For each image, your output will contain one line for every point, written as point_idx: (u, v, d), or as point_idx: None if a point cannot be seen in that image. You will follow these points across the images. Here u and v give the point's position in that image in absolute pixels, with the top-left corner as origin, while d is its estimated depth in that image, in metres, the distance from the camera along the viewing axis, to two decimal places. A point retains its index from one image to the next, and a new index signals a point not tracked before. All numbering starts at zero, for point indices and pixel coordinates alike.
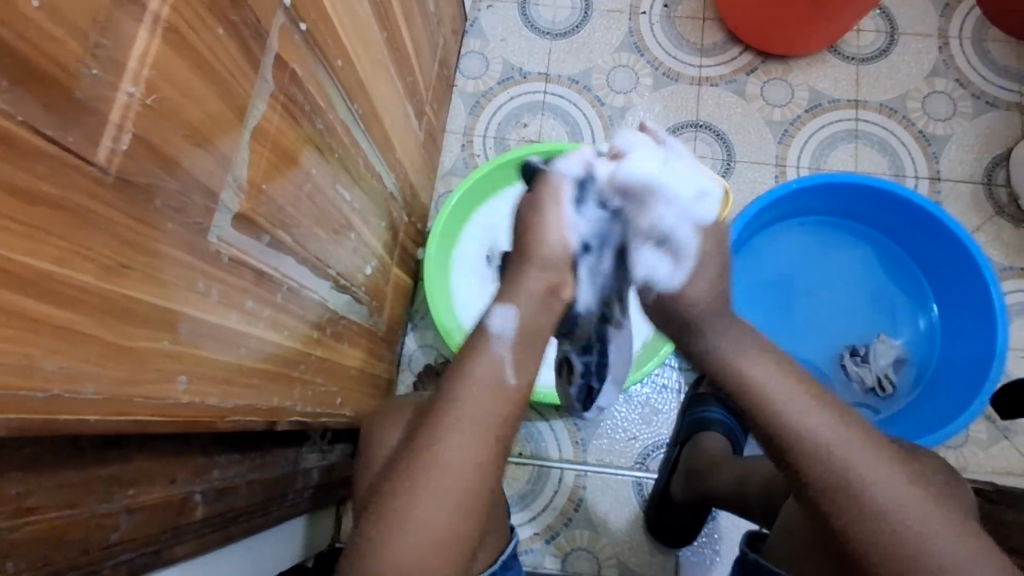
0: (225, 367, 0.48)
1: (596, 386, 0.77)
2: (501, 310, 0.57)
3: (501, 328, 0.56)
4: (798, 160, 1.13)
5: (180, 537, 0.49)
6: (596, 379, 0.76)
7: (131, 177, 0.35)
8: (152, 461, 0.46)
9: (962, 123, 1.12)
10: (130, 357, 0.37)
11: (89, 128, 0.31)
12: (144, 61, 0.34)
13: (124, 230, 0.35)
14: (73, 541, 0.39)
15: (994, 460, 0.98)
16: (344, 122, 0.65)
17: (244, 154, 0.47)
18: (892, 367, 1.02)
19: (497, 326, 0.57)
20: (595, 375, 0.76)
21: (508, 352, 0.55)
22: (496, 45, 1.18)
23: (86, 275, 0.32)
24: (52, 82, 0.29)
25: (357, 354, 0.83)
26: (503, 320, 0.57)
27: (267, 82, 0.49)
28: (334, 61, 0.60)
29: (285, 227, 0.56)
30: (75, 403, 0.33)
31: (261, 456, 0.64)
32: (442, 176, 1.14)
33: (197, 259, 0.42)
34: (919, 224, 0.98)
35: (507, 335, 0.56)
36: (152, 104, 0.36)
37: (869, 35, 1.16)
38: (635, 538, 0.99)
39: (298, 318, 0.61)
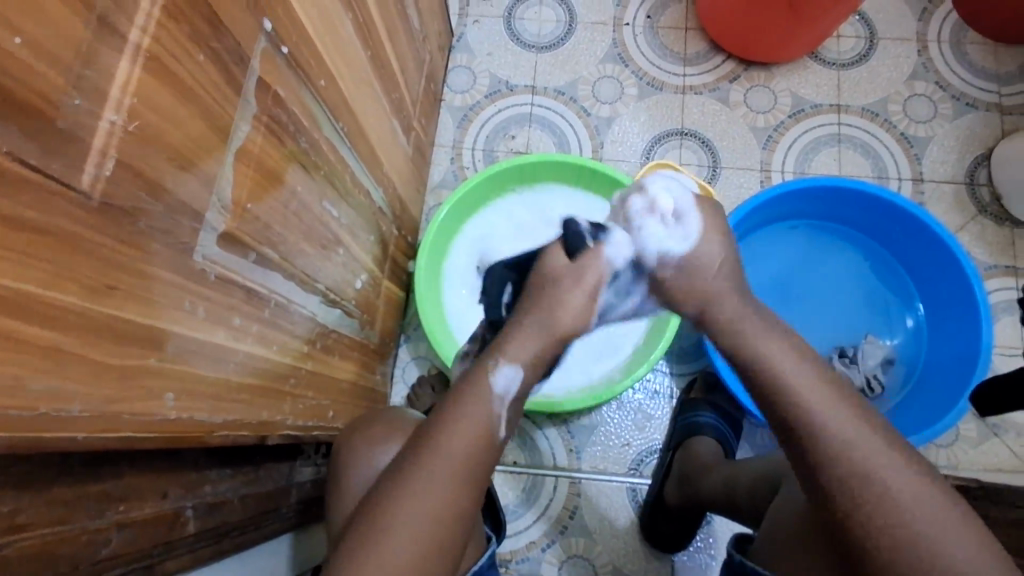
0: (213, 383, 0.49)
1: (547, 402, 0.90)
2: (507, 367, 0.57)
3: (505, 387, 0.56)
4: (783, 164, 1.14)
5: (171, 552, 0.50)
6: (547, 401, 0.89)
7: (115, 201, 0.36)
8: (142, 477, 0.47)
9: (942, 125, 1.14)
10: (117, 375, 0.38)
11: (72, 156, 0.33)
12: (126, 89, 0.36)
13: (108, 252, 0.36)
14: (64, 557, 0.39)
15: (985, 457, 0.99)
16: (330, 140, 0.67)
17: (229, 175, 0.48)
18: (880, 367, 1.03)
19: (502, 384, 0.56)
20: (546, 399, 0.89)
21: (507, 411, 0.57)
22: (483, 59, 1.20)
23: (71, 296, 0.34)
24: (35, 113, 0.30)
25: (349, 367, 0.83)
26: (509, 380, 0.57)
27: (250, 104, 0.50)
28: (317, 81, 0.61)
29: (271, 244, 0.57)
30: (63, 421, 0.34)
31: (253, 471, 0.65)
32: (432, 189, 1.15)
33: (183, 278, 0.44)
34: (903, 226, 0.99)
35: (510, 396, 0.56)
36: (135, 130, 0.37)
37: (849, 40, 1.18)
38: (631, 544, 1.00)
39: (287, 333, 0.62)
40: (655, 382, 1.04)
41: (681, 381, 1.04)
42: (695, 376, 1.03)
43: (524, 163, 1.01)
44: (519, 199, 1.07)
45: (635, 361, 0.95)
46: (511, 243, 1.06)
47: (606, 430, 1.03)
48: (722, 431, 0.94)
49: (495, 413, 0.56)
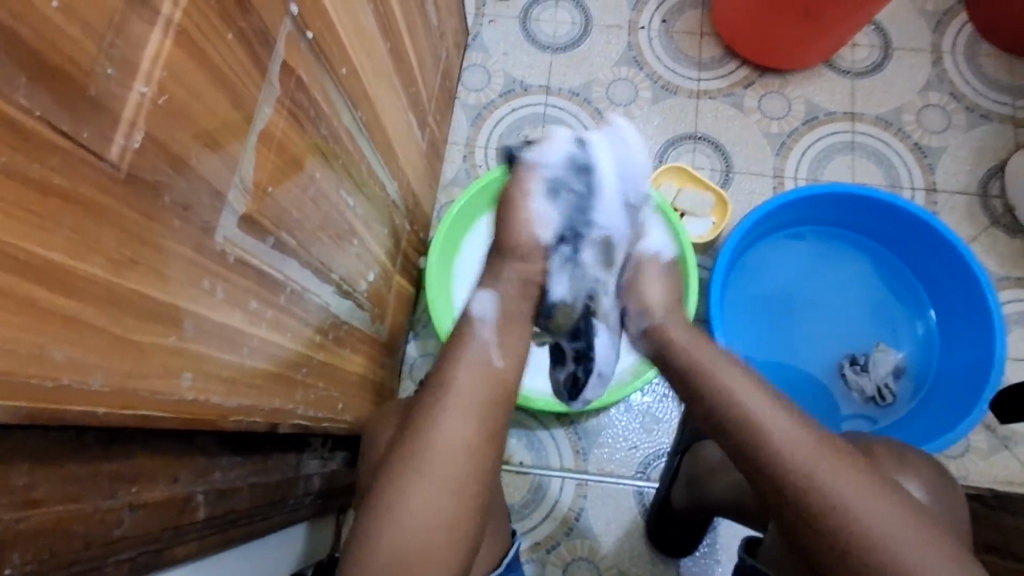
0: (228, 366, 0.49)
1: (581, 373, 0.82)
2: (479, 294, 0.66)
3: (482, 309, 0.64)
4: (796, 171, 1.14)
5: (180, 537, 0.49)
6: (583, 368, 0.81)
7: (142, 174, 0.36)
8: (154, 459, 0.47)
9: (956, 135, 1.13)
10: (136, 351, 0.38)
11: (102, 125, 0.32)
12: (156, 62, 0.35)
13: (132, 224, 0.36)
14: (77, 535, 0.39)
15: (995, 469, 0.98)
16: (348, 129, 0.66)
17: (251, 157, 0.48)
18: (891, 376, 1.02)
19: (478, 308, 0.64)
20: (582, 363, 0.81)
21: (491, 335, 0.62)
22: (498, 59, 1.20)
23: (94, 267, 0.33)
24: (68, 79, 0.30)
25: (359, 360, 0.83)
26: (482, 303, 0.65)
27: (274, 87, 0.50)
28: (339, 69, 0.61)
29: (289, 230, 0.57)
30: (83, 394, 0.34)
31: (262, 460, 0.64)
32: (444, 186, 1.15)
33: (203, 257, 0.43)
34: (915, 234, 0.99)
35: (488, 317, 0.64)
36: (163, 103, 0.37)
37: (864, 49, 1.18)
38: (636, 548, 0.99)
39: (301, 322, 0.62)
40: (664, 386, 1.04)
41: None
42: None
43: None
44: None
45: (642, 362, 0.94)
46: None
47: (613, 432, 1.02)
48: None
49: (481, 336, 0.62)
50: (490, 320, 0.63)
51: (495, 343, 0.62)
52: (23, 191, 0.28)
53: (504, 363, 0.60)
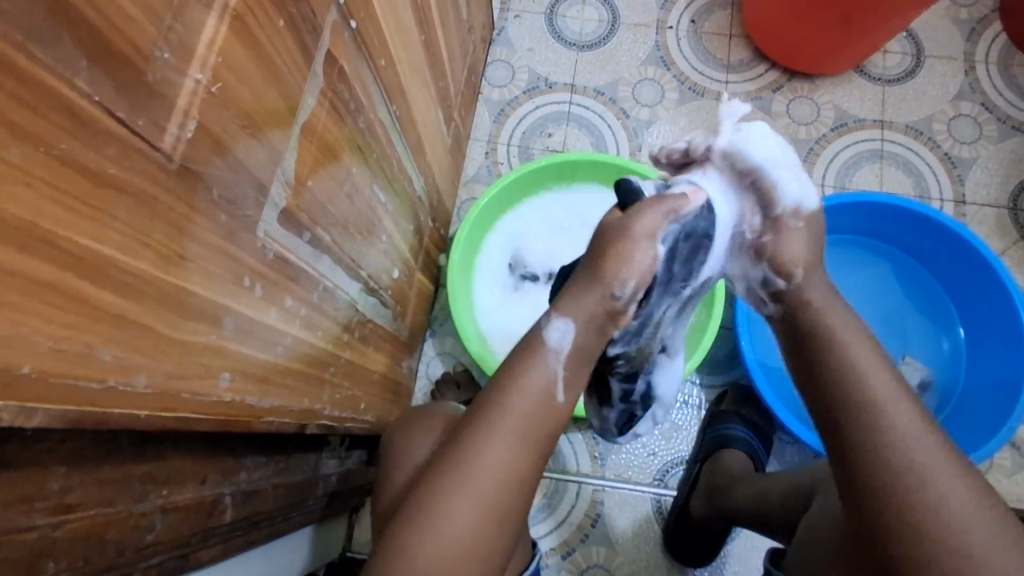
0: (262, 365, 0.47)
1: (640, 414, 0.75)
2: (559, 321, 0.53)
3: (559, 342, 0.53)
4: (823, 178, 1.12)
5: (207, 540, 0.47)
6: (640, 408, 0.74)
7: (192, 165, 0.34)
8: (183, 460, 0.45)
9: (987, 147, 1.12)
10: (178, 350, 0.36)
11: (158, 113, 0.31)
12: (211, 47, 0.34)
13: (180, 219, 0.34)
14: (110, 541, 0.37)
15: (1019, 487, 0.97)
16: (383, 123, 0.65)
17: (294, 149, 0.46)
18: (916, 391, 1.00)
19: (555, 340, 0.53)
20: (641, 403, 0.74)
21: (562, 369, 0.53)
22: (523, 54, 1.18)
23: (144, 263, 0.32)
24: (127, 63, 0.28)
25: (381, 358, 0.81)
26: (562, 335, 0.53)
27: (318, 78, 0.48)
28: (378, 61, 0.59)
29: (324, 224, 0.55)
30: (127, 396, 0.32)
31: (285, 459, 0.62)
32: (464, 183, 1.13)
33: (244, 253, 0.42)
34: (947, 246, 0.97)
35: (565, 351, 0.53)
36: (216, 91, 0.35)
37: (896, 56, 1.16)
38: (652, 557, 0.97)
39: (330, 319, 0.60)
40: (684, 393, 1.02)
41: (711, 394, 1.02)
42: (725, 388, 1.01)
43: (566, 160, 0.98)
44: (553, 198, 1.05)
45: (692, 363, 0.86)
46: (546, 242, 1.04)
47: (632, 438, 1.01)
48: (753, 446, 0.91)
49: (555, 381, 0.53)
50: (566, 352, 0.53)
51: (563, 376, 0.53)
52: (79, 182, 0.26)
53: (563, 396, 0.54)
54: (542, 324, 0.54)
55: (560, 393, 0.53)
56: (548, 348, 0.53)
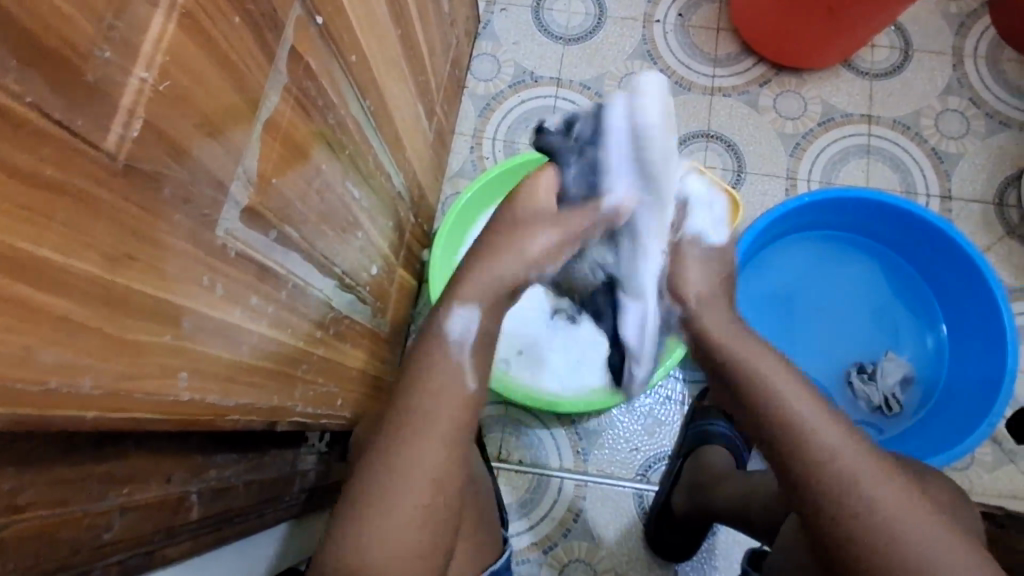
0: (226, 363, 0.47)
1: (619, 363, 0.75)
2: (463, 309, 0.58)
3: (463, 331, 0.58)
4: (809, 173, 1.12)
5: (173, 538, 0.48)
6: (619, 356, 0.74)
7: (140, 165, 0.34)
8: (146, 458, 0.45)
9: (974, 142, 1.11)
10: (131, 350, 0.36)
11: (100, 113, 0.30)
12: (158, 45, 0.33)
13: (128, 218, 0.34)
14: (64, 541, 0.37)
15: (1000, 483, 0.97)
16: (356, 119, 0.64)
17: (256, 146, 0.46)
18: (899, 386, 1.00)
19: (457, 329, 0.58)
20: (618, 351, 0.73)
21: (468, 359, 0.58)
22: (508, 48, 1.17)
23: (89, 264, 0.31)
24: (62, 63, 0.28)
25: (360, 354, 0.81)
26: (465, 325, 0.58)
27: (281, 75, 0.48)
28: (349, 56, 0.59)
29: (292, 222, 0.55)
30: (73, 397, 0.32)
31: (259, 456, 0.62)
32: (449, 177, 1.13)
33: (203, 253, 0.41)
34: (930, 242, 0.97)
35: (469, 340, 0.58)
36: (165, 90, 0.34)
37: (884, 50, 1.15)
38: (634, 552, 0.98)
39: (301, 317, 0.60)
40: (667, 388, 1.02)
41: (694, 389, 1.02)
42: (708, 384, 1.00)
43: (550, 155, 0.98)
44: None
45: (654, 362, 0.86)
46: None
47: (615, 434, 1.01)
48: (734, 443, 0.91)
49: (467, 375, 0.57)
50: (470, 341, 0.58)
51: (471, 365, 0.58)
52: (11, 184, 0.26)
53: (477, 385, 0.58)
54: (445, 316, 0.59)
55: (471, 380, 0.57)
56: (450, 339, 0.58)
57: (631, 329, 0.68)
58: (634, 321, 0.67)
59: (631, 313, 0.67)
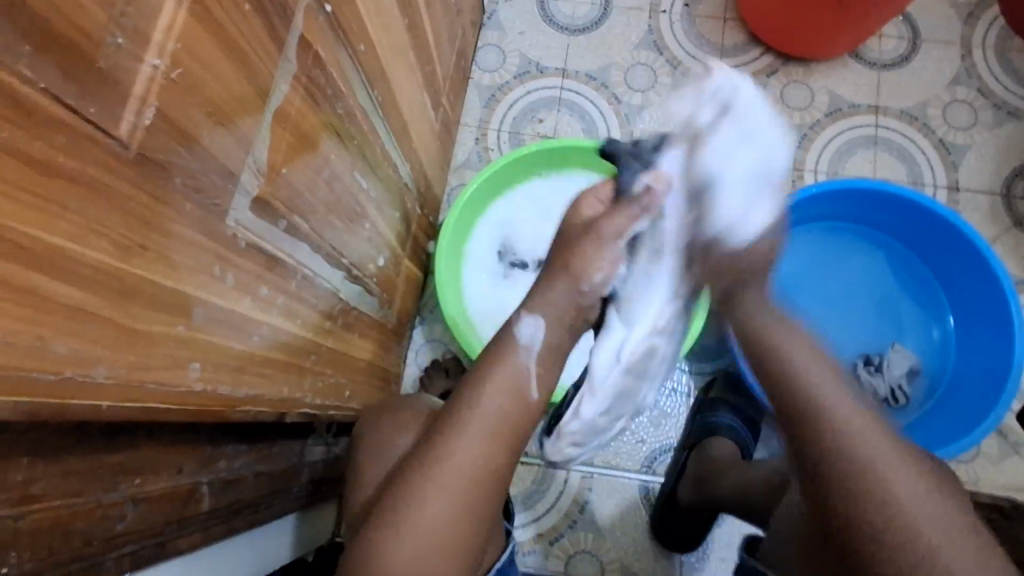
0: (236, 354, 0.47)
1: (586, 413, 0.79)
2: (530, 318, 0.63)
3: (531, 336, 0.62)
4: (816, 164, 1.11)
5: (184, 528, 0.48)
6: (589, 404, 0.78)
7: (152, 154, 0.33)
8: (158, 449, 0.45)
9: (982, 133, 1.10)
10: (142, 341, 0.36)
11: (112, 101, 0.30)
12: (169, 33, 0.33)
13: (138, 208, 0.33)
14: (77, 532, 0.38)
15: (1005, 475, 0.97)
16: (363, 109, 0.64)
17: (266, 136, 0.46)
18: (906, 378, 1.00)
19: (526, 335, 0.62)
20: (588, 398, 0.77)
21: (533, 364, 0.61)
22: (513, 38, 1.16)
23: (100, 253, 0.31)
24: (74, 49, 0.27)
25: (367, 346, 0.81)
26: (533, 330, 0.62)
27: (291, 64, 0.47)
28: (357, 45, 0.58)
29: (301, 213, 0.54)
30: (86, 388, 0.32)
31: (268, 447, 0.62)
32: (454, 169, 1.12)
33: (214, 242, 0.41)
34: (938, 233, 0.96)
35: (536, 346, 0.62)
36: (176, 78, 0.34)
37: (892, 40, 1.14)
38: (640, 543, 0.98)
39: (310, 308, 0.60)
40: (674, 380, 1.02)
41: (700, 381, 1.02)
42: (714, 375, 1.00)
43: (555, 145, 0.97)
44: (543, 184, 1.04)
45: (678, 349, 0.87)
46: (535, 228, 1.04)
47: None
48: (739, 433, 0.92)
49: (524, 366, 0.60)
50: (537, 348, 0.62)
51: (535, 372, 0.61)
52: (23, 172, 0.26)
53: (539, 394, 0.61)
54: (515, 322, 0.63)
55: (535, 389, 0.61)
56: (519, 343, 0.61)
57: (601, 366, 0.70)
58: (610, 362, 0.70)
59: (605, 352, 0.69)
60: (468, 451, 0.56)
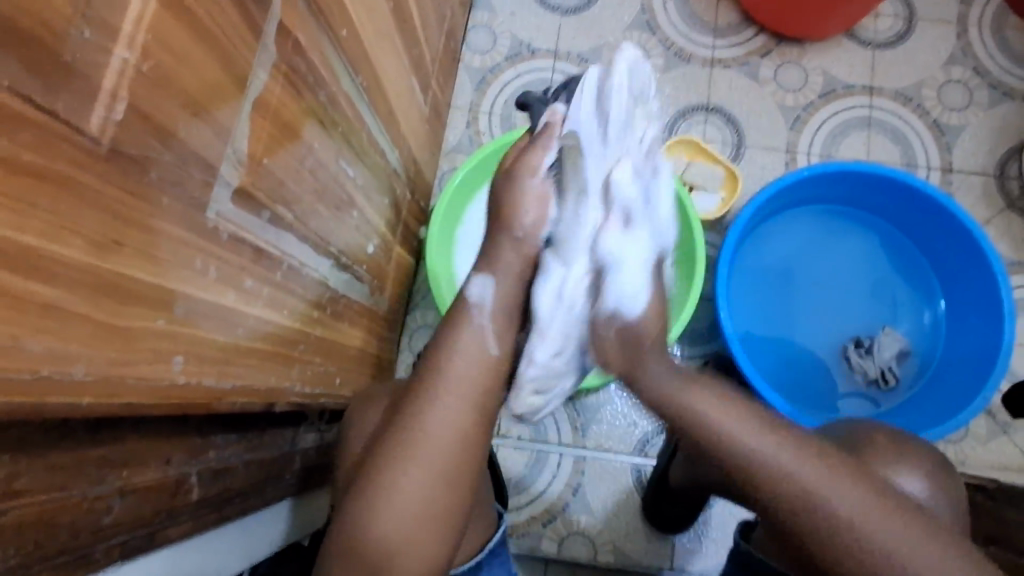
0: (221, 346, 0.47)
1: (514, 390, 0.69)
2: (481, 279, 0.64)
3: (480, 295, 0.63)
4: (809, 146, 1.10)
5: (173, 518, 0.49)
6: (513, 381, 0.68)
7: (125, 149, 0.33)
8: (145, 442, 0.45)
9: (977, 114, 1.10)
10: (122, 337, 0.36)
11: (81, 95, 0.30)
12: (139, 24, 0.32)
13: (114, 204, 0.33)
14: (64, 526, 0.38)
15: (992, 455, 0.98)
16: (347, 95, 0.63)
17: (246, 126, 0.45)
18: (896, 360, 1.01)
19: (477, 293, 0.63)
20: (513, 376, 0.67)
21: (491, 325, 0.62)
22: (504, 19, 1.15)
23: (77, 251, 0.31)
24: (38, 44, 0.27)
25: (357, 333, 0.81)
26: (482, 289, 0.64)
27: (269, 51, 0.46)
28: (339, 30, 0.57)
29: (285, 202, 0.54)
30: (67, 385, 0.32)
31: (259, 436, 0.63)
32: (446, 153, 1.12)
33: (194, 235, 0.41)
34: (930, 216, 0.96)
35: (486, 304, 0.63)
36: (148, 70, 0.33)
37: (887, 20, 1.13)
38: (632, 524, 0.99)
39: (297, 297, 0.60)
40: None
41: (692, 364, 1.03)
42: (707, 358, 1.01)
43: None
44: None
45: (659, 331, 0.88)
46: None
47: (613, 409, 1.02)
48: None
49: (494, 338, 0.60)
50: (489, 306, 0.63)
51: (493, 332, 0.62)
52: None
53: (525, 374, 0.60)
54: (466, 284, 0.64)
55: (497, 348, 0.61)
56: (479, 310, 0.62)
57: (547, 307, 0.63)
58: (553, 293, 0.63)
59: (546, 291, 0.63)
60: (453, 438, 0.56)
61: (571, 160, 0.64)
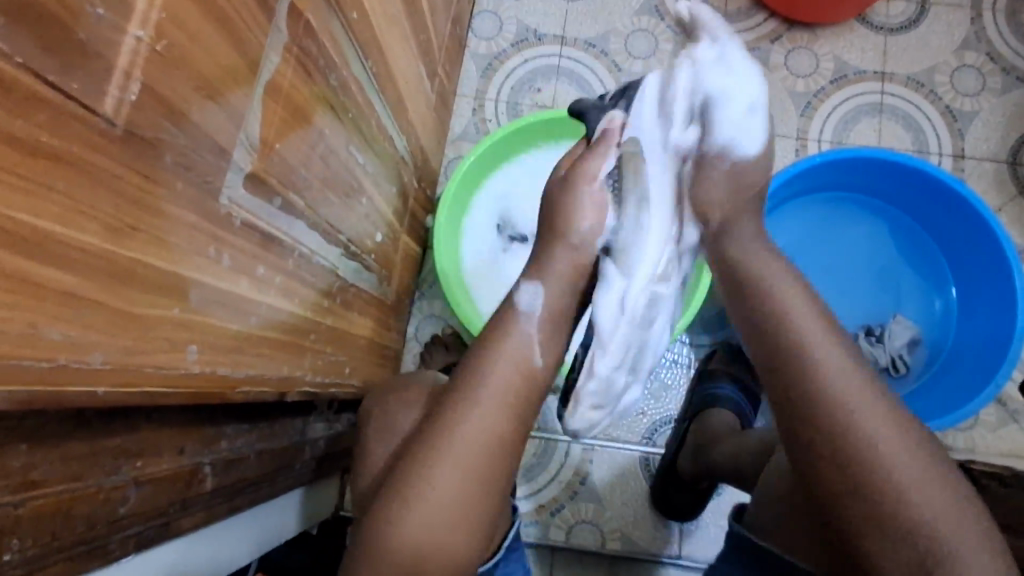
0: (234, 335, 0.46)
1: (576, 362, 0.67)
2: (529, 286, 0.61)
3: (531, 304, 0.60)
4: (820, 133, 1.09)
5: (187, 509, 0.48)
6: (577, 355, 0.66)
7: (139, 131, 0.32)
8: (159, 432, 0.45)
9: (990, 99, 1.08)
10: (138, 324, 0.35)
11: (95, 75, 0.29)
12: (153, 2, 0.31)
13: (129, 188, 0.32)
14: (80, 517, 0.37)
15: (1002, 442, 0.98)
16: (357, 79, 0.62)
17: (257, 110, 0.44)
18: (906, 348, 1.00)
19: (526, 302, 0.61)
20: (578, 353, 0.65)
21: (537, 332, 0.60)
22: (511, 4, 1.13)
23: (91, 237, 0.30)
24: (50, 19, 0.26)
25: (366, 323, 0.80)
26: (532, 297, 0.61)
27: (281, 33, 0.45)
28: (350, 13, 0.56)
29: (297, 189, 0.53)
30: (83, 374, 0.32)
31: (270, 426, 0.62)
32: (452, 141, 1.10)
33: (207, 221, 0.40)
34: (943, 203, 0.95)
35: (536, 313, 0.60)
36: (162, 50, 0.32)
37: (900, 4, 1.11)
38: (641, 513, 0.99)
39: (308, 286, 0.59)
40: (674, 352, 1.02)
41: (700, 352, 1.02)
42: (714, 348, 1.01)
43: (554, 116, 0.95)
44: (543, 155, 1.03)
45: (671, 317, 0.88)
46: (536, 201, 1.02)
47: None
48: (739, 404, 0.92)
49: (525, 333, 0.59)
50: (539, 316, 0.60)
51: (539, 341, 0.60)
52: (7, 153, 0.25)
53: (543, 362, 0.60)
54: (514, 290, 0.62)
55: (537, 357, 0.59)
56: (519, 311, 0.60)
57: (627, 330, 0.62)
58: (614, 316, 0.61)
59: (610, 307, 0.60)
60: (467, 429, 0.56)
61: (631, 167, 0.62)
